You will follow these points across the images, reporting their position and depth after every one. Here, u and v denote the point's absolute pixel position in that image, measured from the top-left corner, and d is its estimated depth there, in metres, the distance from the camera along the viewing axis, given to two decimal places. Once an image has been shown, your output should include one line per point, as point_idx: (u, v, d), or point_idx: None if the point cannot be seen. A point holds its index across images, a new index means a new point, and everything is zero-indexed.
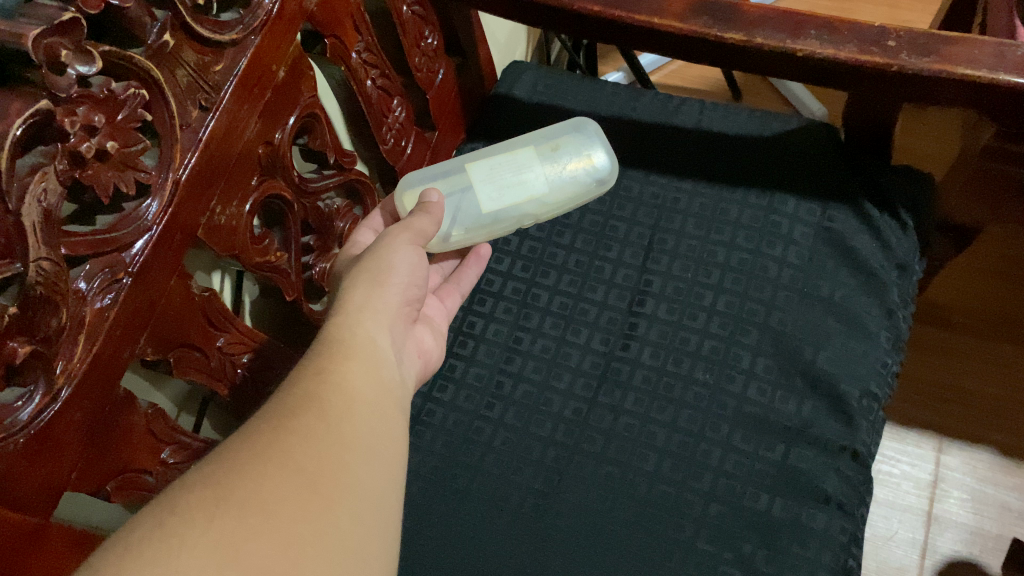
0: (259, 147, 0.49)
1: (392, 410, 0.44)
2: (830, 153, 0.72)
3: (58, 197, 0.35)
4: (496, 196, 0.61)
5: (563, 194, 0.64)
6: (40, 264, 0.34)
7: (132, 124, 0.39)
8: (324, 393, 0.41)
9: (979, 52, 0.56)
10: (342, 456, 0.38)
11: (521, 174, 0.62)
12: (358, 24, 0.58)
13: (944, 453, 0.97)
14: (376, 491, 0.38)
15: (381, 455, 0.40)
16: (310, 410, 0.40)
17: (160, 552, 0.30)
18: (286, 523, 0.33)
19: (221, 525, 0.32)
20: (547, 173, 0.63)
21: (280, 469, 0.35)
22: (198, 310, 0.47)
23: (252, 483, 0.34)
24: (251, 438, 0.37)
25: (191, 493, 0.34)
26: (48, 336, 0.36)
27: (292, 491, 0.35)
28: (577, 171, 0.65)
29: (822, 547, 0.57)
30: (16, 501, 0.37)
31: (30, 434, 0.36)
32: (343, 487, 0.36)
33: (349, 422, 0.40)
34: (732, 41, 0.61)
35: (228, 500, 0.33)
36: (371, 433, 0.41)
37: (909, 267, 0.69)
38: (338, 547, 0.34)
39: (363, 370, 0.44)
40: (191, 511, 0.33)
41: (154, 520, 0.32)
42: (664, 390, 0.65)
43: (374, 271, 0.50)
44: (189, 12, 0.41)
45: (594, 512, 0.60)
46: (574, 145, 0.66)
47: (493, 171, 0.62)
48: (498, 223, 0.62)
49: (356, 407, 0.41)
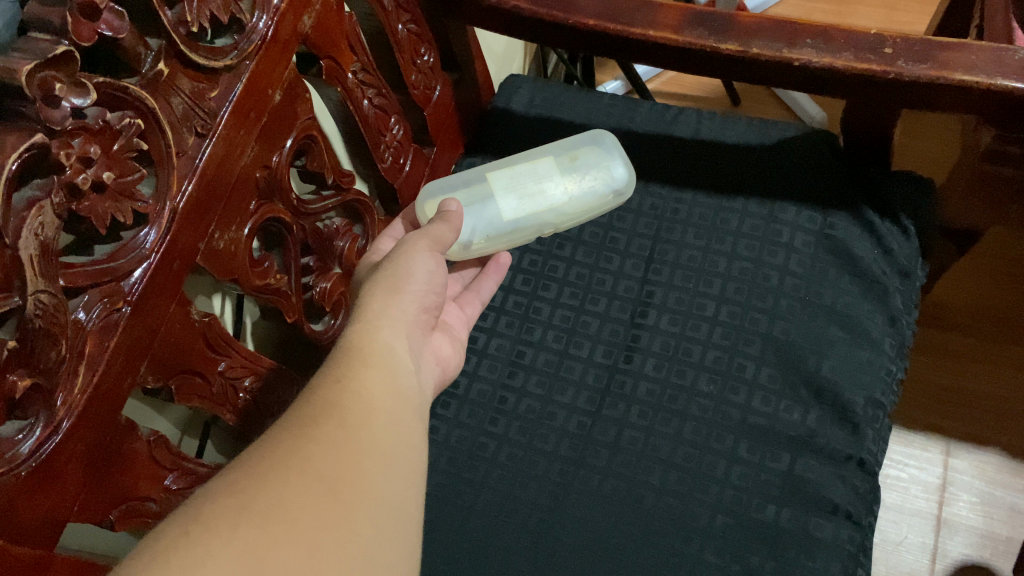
0: (257, 171, 0.49)
1: (411, 416, 0.44)
2: (829, 161, 0.72)
3: (56, 229, 0.35)
4: (517, 205, 0.62)
5: (583, 204, 0.64)
6: (39, 297, 0.34)
7: (128, 153, 0.39)
8: (344, 400, 0.41)
9: (976, 57, 0.56)
10: (363, 464, 0.38)
11: (541, 184, 0.63)
12: (353, 44, 0.58)
13: (953, 456, 0.97)
14: (396, 498, 0.38)
15: (400, 462, 0.40)
16: (330, 418, 0.39)
17: (184, 561, 0.30)
18: (309, 532, 0.33)
19: (244, 534, 0.32)
20: (567, 183, 0.63)
21: (302, 477, 0.35)
22: (199, 335, 0.47)
23: (273, 491, 0.34)
24: (271, 446, 0.37)
25: (213, 501, 0.33)
26: (48, 368, 0.36)
27: (313, 500, 0.35)
28: (596, 183, 0.65)
29: (831, 557, 0.57)
30: (18, 534, 0.36)
31: (31, 467, 0.36)
32: (364, 495, 0.36)
33: (369, 429, 0.40)
34: (728, 51, 0.61)
35: (251, 507, 0.33)
36: (391, 441, 0.40)
37: (911, 273, 0.69)
38: (357, 555, 0.34)
39: (382, 377, 0.44)
40: (215, 517, 0.32)
41: (176, 530, 0.32)
42: (669, 402, 0.64)
43: (392, 278, 0.50)
44: (184, 40, 0.41)
45: (601, 526, 0.59)
46: (592, 158, 0.66)
47: (514, 181, 0.62)
48: (519, 232, 0.62)
49: (374, 414, 0.41)
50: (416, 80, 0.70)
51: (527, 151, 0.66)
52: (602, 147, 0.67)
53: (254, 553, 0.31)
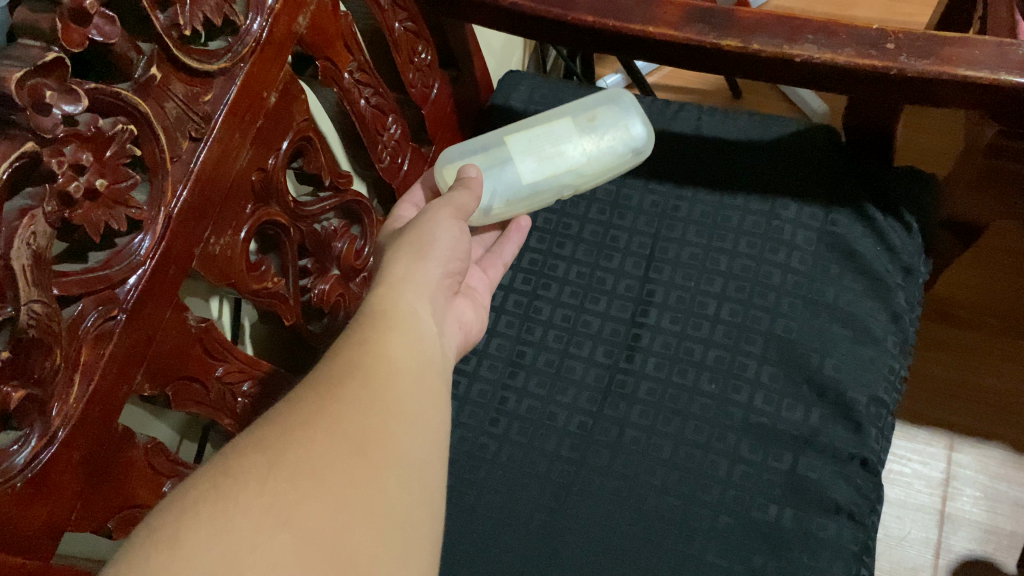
0: (252, 174, 0.48)
1: (436, 378, 0.43)
2: (831, 156, 0.71)
3: (48, 239, 0.35)
4: (535, 168, 0.61)
5: (602, 164, 0.63)
6: (32, 307, 0.34)
7: (121, 160, 0.38)
8: (369, 360, 0.41)
9: (979, 53, 0.56)
10: (388, 423, 0.37)
11: (559, 146, 0.62)
12: (349, 44, 0.57)
13: (956, 451, 0.96)
14: (422, 457, 0.38)
15: (425, 421, 0.40)
16: (356, 376, 0.39)
17: (213, 515, 0.30)
18: (335, 488, 0.33)
19: (273, 490, 0.32)
20: (585, 144, 0.62)
21: (329, 434, 0.35)
22: (196, 341, 0.46)
23: (301, 447, 0.34)
24: (298, 405, 0.37)
25: (241, 458, 0.33)
26: (43, 378, 0.36)
27: (341, 456, 0.34)
28: (615, 142, 0.63)
29: (834, 557, 0.57)
30: (16, 545, 0.36)
31: (28, 477, 0.36)
32: (390, 452, 0.36)
33: (395, 389, 0.40)
34: (728, 48, 0.60)
35: (280, 463, 0.33)
36: (416, 401, 0.40)
37: (915, 270, 0.68)
38: (385, 511, 0.34)
39: (406, 339, 0.44)
40: (245, 473, 0.32)
41: (204, 486, 0.32)
42: (670, 401, 0.64)
43: (417, 243, 0.51)
44: (178, 44, 0.41)
45: (602, 528, 0.59)
46: (611, 118, 0.64)
47: (532, 143, 0.62)
48: (538, 194, 0.62)
49: (399, 375, 0.41)
50: (413, 78, 0.69)
51: (546, 112, 0.65)
52: (620, 105, 0.65)
53: (283, 507, 0.31)
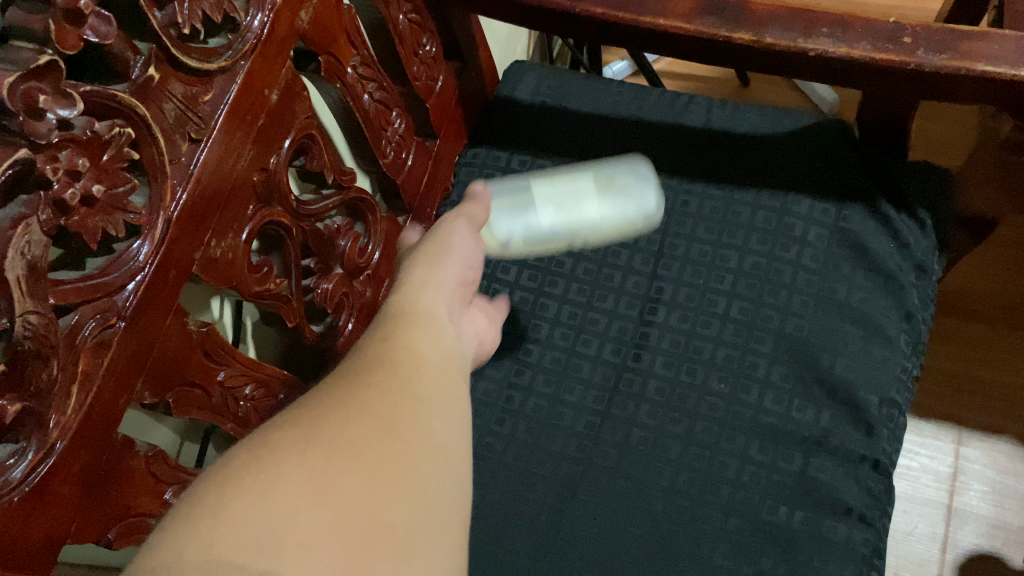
0: (254, 174, 0.47)
1: (459, 374, 0.43)
2: (843, 150, 0.70)
3: (44, 247, 0.34)
4: (557, 215, 0.62)
5: (615, 222, 0.65)
6: (28, 318, 0.33)
7: (119, 164, 0.37)
8: (393, 353, 0.40)
9: (999, 47, 0.54)
10: (418, 410, 0.37)
11: (582, 199, 0.63)
12: (352, 39, 0.56)
13: (964, 445, 0.95)
14: (452, 445, 0.37)
15: (453, 412, 0.39)
16: (382, 368, 0.39)
17: (255, 486, 0.29)
18: (373, 463, 0.32)
19: (310, 463, 0.31)
20: (605, 202, 0.64)
21: (361, 417, 0.34)
22: (197, 346, 0.45)
23: (334, 428, 0.33)
24: (325, 395, 0.36)
25: (273, 438, 0.32)
26: (39, 390, 0.35)
27: (374, 437, 0.33)
28: (628, 208, 0.67)
29: (844, 560, 0.56)
30: (16, 561, 0.35)
31: (25, 491, 0.35)
32: (422, 436, 0.35)
33: (421, 381, 0.39)
34: (741, 41, 0.59)
35: (314, 440, 0.32)
36: (443, 392, 0.39)
37: (928, 268, 0.67)
38: (421, 490, 0.32)
39: (429, 334, 0.43)
40: (279, 449, 0.31)
41: (238, 464, 0.31)
42: (678, 401, 0.63)
43: (435, 248, 0.51)
44: (176, 43, 0.39)
45: (610, 529, 0.58)
46: (628, 186, 0.68)
47: (557, 193, 0.63)
48: (554, 240, 0.63)
49: (425, 368, 0.40)
50: (417, 71, 0.67)
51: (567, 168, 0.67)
52: (634, 176, 0.69)
53: (322, 478, 0.30)
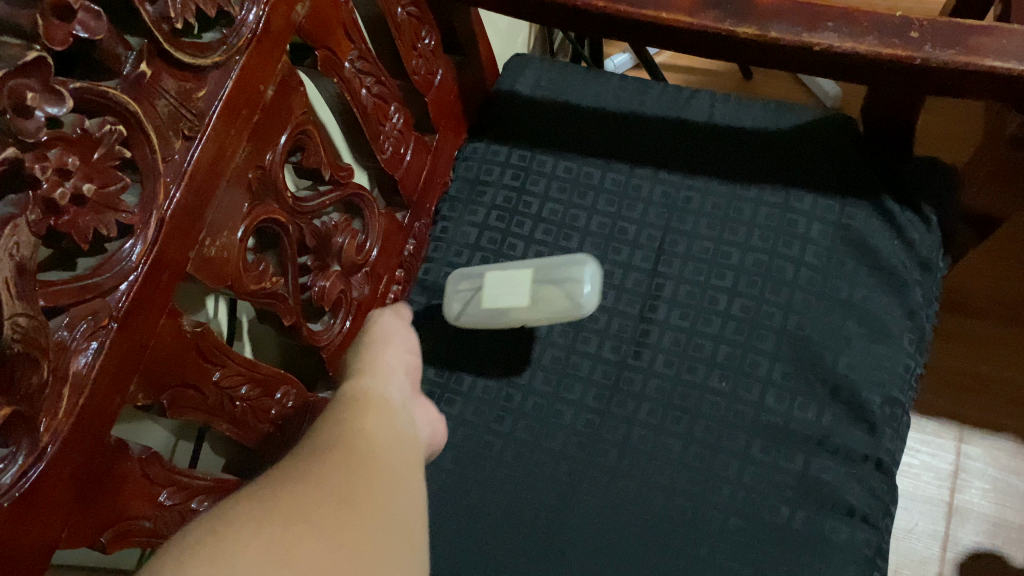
0: (250, 171, 0.46)
1: (416, 451, 0.43)
2: (847, 146, 0.69)
3: (33, 248, 0.33)
4: (496, 297, 0.65)
5: (551, 310, 0.65)
6: (16, 321, 0.32)
7: (111, 163, 0.36)
8: (348, 431, 0.41)
9: (1008, 42, 0.53)
10: (376, 480, 0.37)
11: (520, 285, 0.65)
12: (350, 32, 0.55)
13: (966, 443, 0.95)
14: (412, 513, 0.37)
15: (410, 482, 0.39)
16: (339, 444, 0.39)
17: (216, 551, 0.29)
18: (334, 525, 0.32)
19: (271, 529, 0.30)
20: (540, 289, 0.65)
21: (319, 486, 0.34)
22: (191, 347, 0.45)
23: (293, 496, 0.33)
24: (281, 471, 0.36)
25: (231, 509, 0.32)
26: (29, 393, 0.34)
27: (332, 503, 0.33)
28: (564, 292, 0.65)
29: (846, 561, 0.55)
30: (7, 568, 0.35)
31: (16, 496, 0.35)
32: (380, 501, 0.35)
33: (378, 454, 0.39)
34: (744, 35, 0.58)
35: (272, 509, 0.32)
36: (400, 464, 0.40)
37: (933, 265, 0.66)
38: (383, 550, 0.32)
39: (384, 414, 0.44)
40: (238, 518, 0.31)
41: (196, 535, 0.30)
42: (679, 399, 0.63)
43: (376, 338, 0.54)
44: (168, 38, 0.38)
45: (610, 529, 0.58)
46: (568, 278, 0.65)
47: (502, 280, 0.66)
48: (496, 318, 0.65)
49: (380, 443, 0.41)
50: (416, 65, 0.66)
51: (520, 265, 0.67)
52: (575, 271, 0.66)
53: (283, 541, 0.30)
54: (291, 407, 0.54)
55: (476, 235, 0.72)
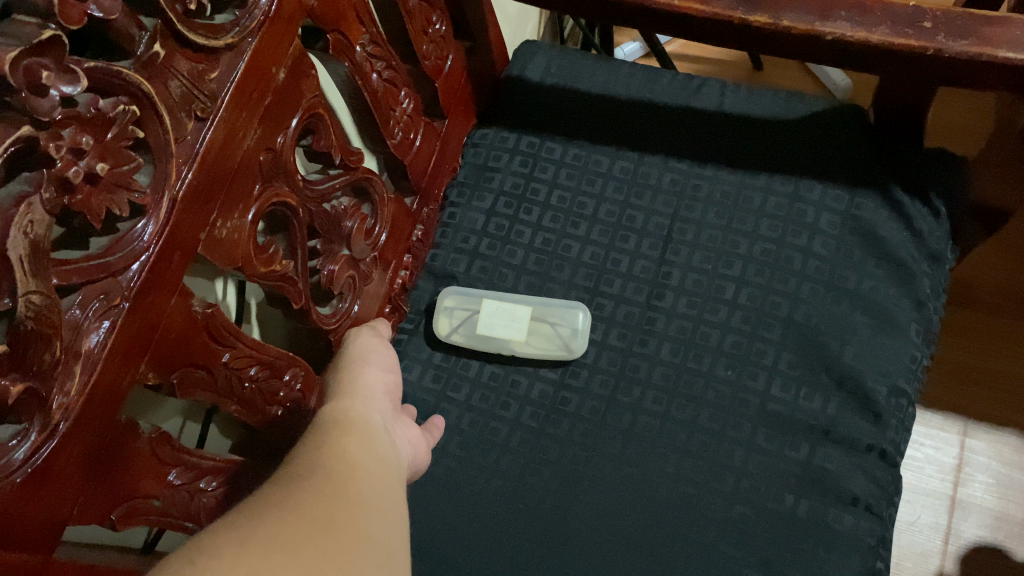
0: (261, 153, 0.47)
1: (393, 480, 0.44)
2: (857, 137, 0.69)
3: (46, 226, 0.33)
4: (491, 324, 0.68)
5: (540, 347, 0.67)
6: (30, 298, 0.32)
7: (124, 142, 0.36)
8: (326, 459, 0.42)
9: (1022, 32, 0.53)
10: (352, 510, 0.38)
11: (515, 318, 0.68)
12: (361, 16, 0.55)
13: (969, 437, 0.95)
14: (389, 543, 0.37)
15: (387, 512, 0.40)
16: (316, 473, 0.40)
17: None
18: (311, 559, 0.32)
19: (249, 559, 0.31)
20: (534, 326, 0.68)
21: (296, 515, 0.35)
22: (201, 328, 0.45)
23: (270, 526, 0.33)
24: (259, 500, 0.37)
25: (209, 538, 0.32)
26: (41, 371, 0.34)
27: (309, 532, 0.34)
28: (556, 333, 0.67)
29: (849, 550, 0.55)
30: (16, 542, 0.35)
31: (29, 472, 0.35)
32: (358, 531, 0.36)
33: (355, 484, 0.40)
34: (756, 24, 0.57)
35: (249, 539, 0.32)
36: (375, 494, 0.41)
37: (942, 257, 0.66)
38: None
39: (360, 443, 0.45)
40: (217, 548, 0.31)
41: (177, 564, 0.30)
42: (685, 387, 0.63)
43: (354, 359, 0.56)
44: (181, 19, 0.39)
45: (613, 515, 0.58)
46: (561, 320, 0.68)
47: (500, 310, 0.69)
48: (485, 343, 0.68)
49: (357, 473, 0.42)
50: (427, 50, 0.66)
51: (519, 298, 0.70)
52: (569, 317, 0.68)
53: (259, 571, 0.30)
54: (296, 392, 0.54)
55: (484, 221, 0.72)
